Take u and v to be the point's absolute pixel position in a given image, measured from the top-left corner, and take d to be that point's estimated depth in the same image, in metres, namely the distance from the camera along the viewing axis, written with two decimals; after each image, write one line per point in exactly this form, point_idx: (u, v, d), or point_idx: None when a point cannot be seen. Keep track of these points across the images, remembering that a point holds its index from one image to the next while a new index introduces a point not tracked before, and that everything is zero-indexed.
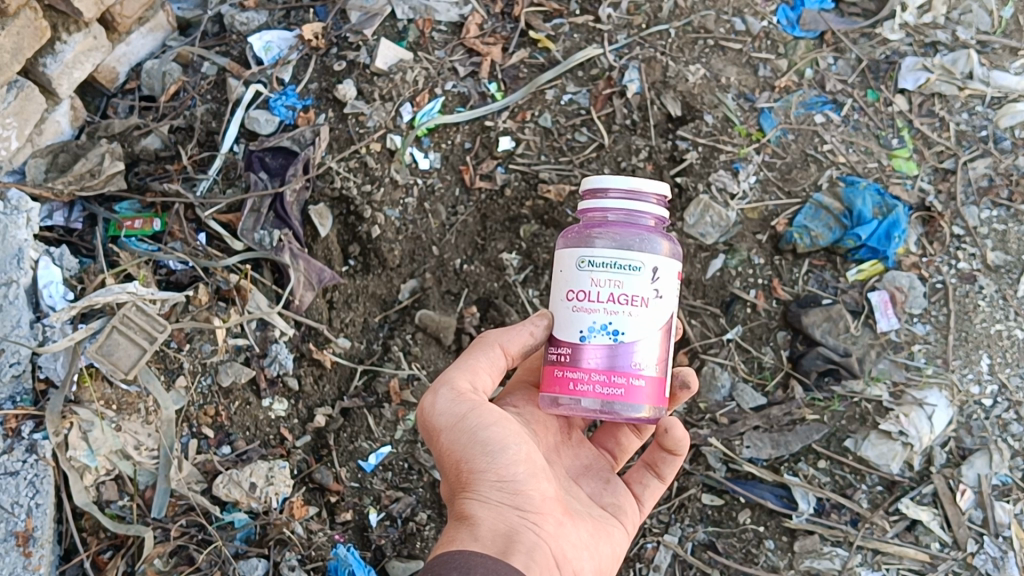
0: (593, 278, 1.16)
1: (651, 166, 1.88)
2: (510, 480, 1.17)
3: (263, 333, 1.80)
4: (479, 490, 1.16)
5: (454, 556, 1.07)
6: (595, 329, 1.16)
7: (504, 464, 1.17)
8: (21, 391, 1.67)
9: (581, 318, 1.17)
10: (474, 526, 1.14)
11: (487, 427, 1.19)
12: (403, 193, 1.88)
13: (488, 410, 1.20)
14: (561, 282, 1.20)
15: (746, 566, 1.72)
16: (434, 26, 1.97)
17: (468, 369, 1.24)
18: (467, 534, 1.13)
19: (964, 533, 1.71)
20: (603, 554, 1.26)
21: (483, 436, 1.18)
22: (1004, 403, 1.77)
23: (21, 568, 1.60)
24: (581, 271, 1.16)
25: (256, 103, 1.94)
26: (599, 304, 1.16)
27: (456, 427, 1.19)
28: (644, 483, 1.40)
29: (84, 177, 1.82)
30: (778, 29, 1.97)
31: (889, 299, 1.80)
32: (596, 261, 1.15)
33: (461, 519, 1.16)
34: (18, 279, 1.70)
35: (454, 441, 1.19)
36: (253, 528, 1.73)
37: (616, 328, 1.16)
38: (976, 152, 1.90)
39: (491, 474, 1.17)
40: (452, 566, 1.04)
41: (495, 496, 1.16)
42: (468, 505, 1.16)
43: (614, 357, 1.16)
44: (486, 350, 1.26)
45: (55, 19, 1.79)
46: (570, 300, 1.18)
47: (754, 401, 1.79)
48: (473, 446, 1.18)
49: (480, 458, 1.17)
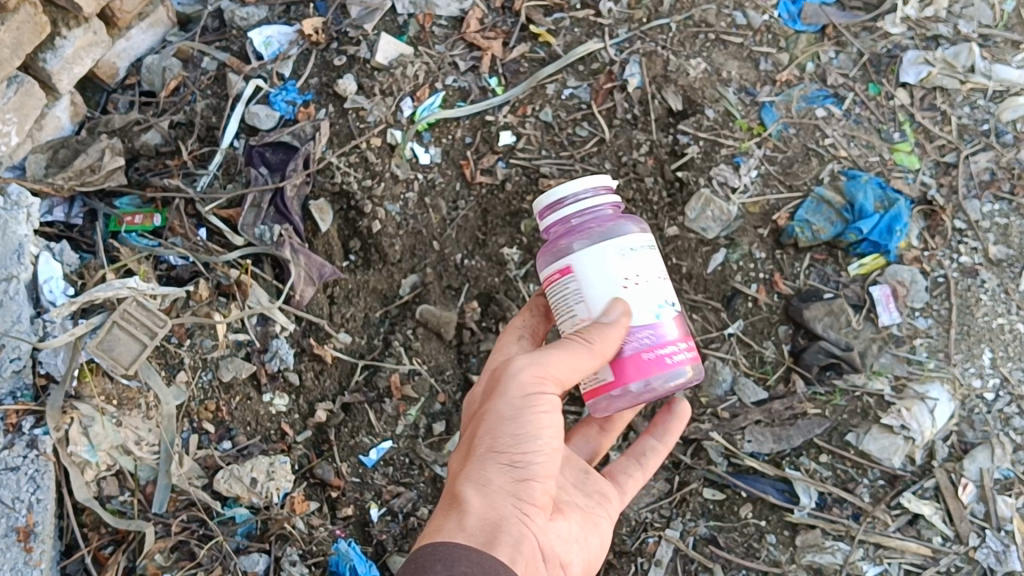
0: (636, 264, 1.24)
1: (652, 160, 1.88)
2: (521, 466, 1.18)
3: (264, 328, 1.80)
4: (488, 470, 1.17)
5: (438, 549, 1.08)
6: (658, 309, 1.25)
7: (526, 451, 1.18)
8: (21, 387, 1.64)
9: (645, 303, 1.24)
10: (464, 514, 1.14)
11: (516, 405, 1.19)
12: (403, 188, 1.87)
13: (547, 404, 1.20)
14: (601, 275, 1.23)
15: (748, 560, 1.71)
16: (434, 21, 1.97)
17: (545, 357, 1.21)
18: (455, 519, 1.14)
19: (966, 527, 1.70)
20: (592, 544, 1.30)
21: (510, 414, 1.19)
22: (1006, 397, 1.76)
23: (21, 563, 1.58)
24: (624, 258, 1.24)
25: (256, 98, 1.94)
26: (650, 281, 1.25)
27: (512, 404, 1.19)
28: (626, 474, 1.43)
29: (84, 173, 1.82)
30: (779, 23, 1.97)
31: (891, 294, 1.80)
32: (634, 247, 1.25)
33: (455, 500, 1.17)
34: (18, 274, 1.68)
35: (501, 414, 1.19)
36: (255, 523, 1.73)
37: (668, 300, 1.27)
38: (977, 145, 1.90)
39: (504, 456, 1.18)
40: (434, 559, 1.05)
41: (503, 479, 1.17)
42: (464, 487, 1.17)
43: (681, 331, 1.28)
44: (591, 360, 1.19)
45: (55, 14, 1.79)
46: (627, 284, 1.23)
47: (756, 395, 1.79)
48: (501, 425, 1.19)
49: (503, 438, 1.18)
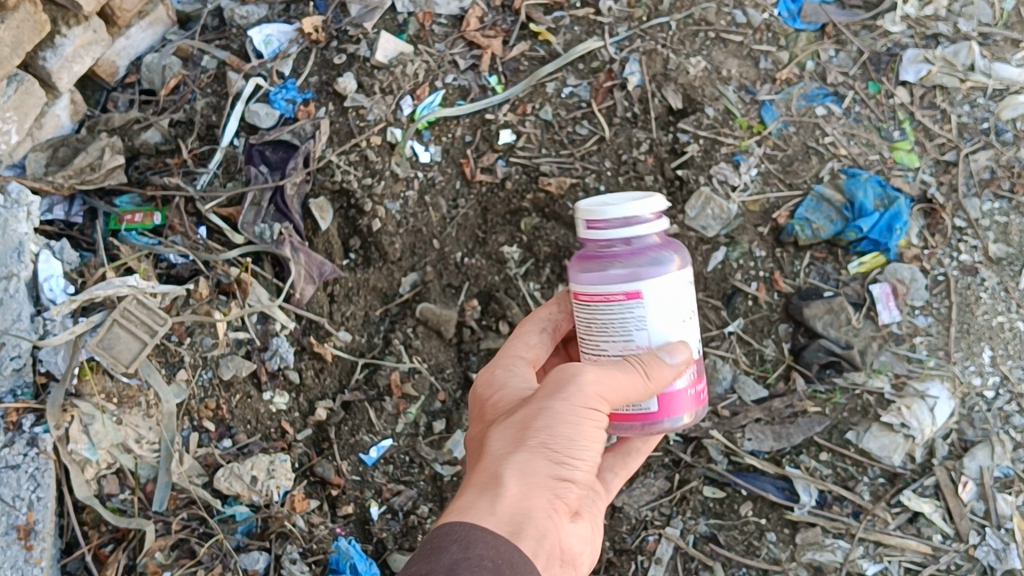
0: (690, 302, 1.27)
1: (652, 159, 1.89)
2: (568, 467, 1.11)
3: (264, 327, 1.80)
4: (533, 462, 1.09)
5: (467, 532, 0.99)
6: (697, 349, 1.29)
7: (574, 454, 1.11)
8: (21, 385, 1.65)
9: (691, 343, 1.27)
10: (499, 498, 1.06)
11: (576, 407, 1.13)
12: (403, 186, 1.87)
13: (601, 418, 1.15)
14: (665, 308, 1.22)
15: (748, 558, 1.71)
16: (434, 19, 1.97)
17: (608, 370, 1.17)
18: (487, 500, 1.05)
19: (966, 525, 1.70)
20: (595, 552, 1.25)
21: (569, 415, 1.12)
22: (1006, 396, 1.76)
23: (21, 561, 1.59)
24: (685, 294, 1.25)
25: (256, 96, 1.93)
26: (694, 319, 1.29)
27: (571, 408, 1.13)
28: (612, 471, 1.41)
29: (84, 171, 1.81)
30: (779, 22, 1.96)
31: (891, 292, 1.80)
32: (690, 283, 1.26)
33: (490, 482, 1.08)
34: (17, 273, 1.68)
35: (559, 415, 1.12)
36: (255, 521, 1.73)
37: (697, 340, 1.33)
38: (977, 144, 1.90)
39: (555, 453, 1.10)
40: (458, 539, 0.98)
41: (547, 473, 1.09)
42: (505, 471, 1.08)
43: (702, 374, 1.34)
44: (645, 392, 1.19)
45: (55, 13, 1.79)
46: (684, 318, 1.25)
47: (756, 394, 1.79)
48: (558, 424, 1.12)
49: (558, 436, 1.11)
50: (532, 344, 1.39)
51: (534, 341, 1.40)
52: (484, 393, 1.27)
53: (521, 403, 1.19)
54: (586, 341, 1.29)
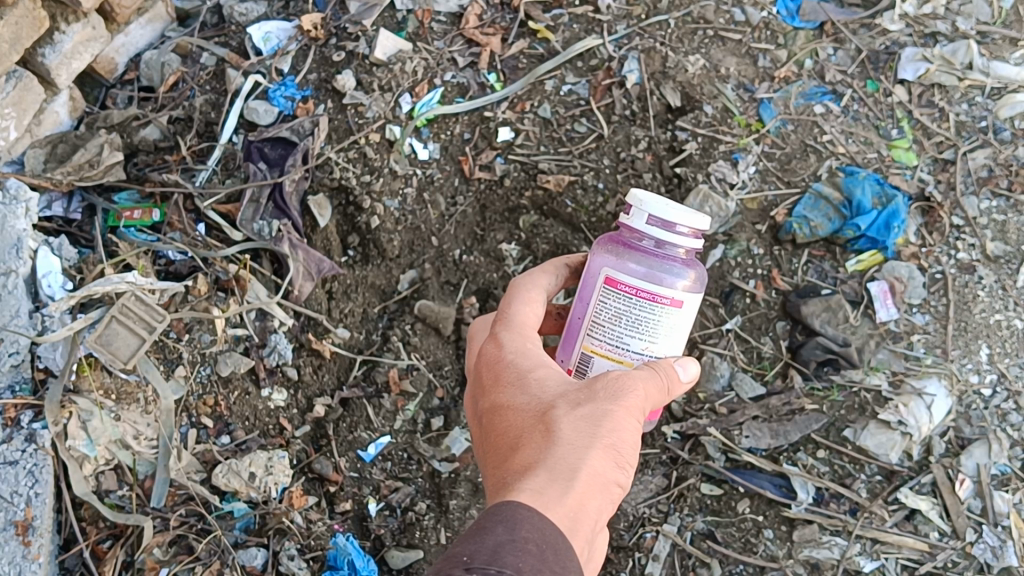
0: None
1: (650, 157, 1.89)
2: (621, 474, 1.05)
3: (262, 323, 1.80)
4: (601, 462, 1.02)
5: (539, 525, 0.90)
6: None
7: (629, 461, 1.06)
8: (20, 380, 1.65)
9: None
10: (568, 492, 0.97)
11: (635, 416, 1.08)
12: (401, 183, 1.87)
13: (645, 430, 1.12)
14: (689, 320, 1.22)
15: (745, 555, 1.72)
16: (433, 16, 1.97)
17: (657, 383, 1.14)
18: (558, 490, 0.97)
19: (963, 523, 1.71)
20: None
21: (631, 423, 1.07)
22: (1003, 393, 1.77)
23: (20, 557, 1.59)
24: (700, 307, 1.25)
25: (255, 93, 1.93)
26: None
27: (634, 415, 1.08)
28: None
29: (83, 168, 1.82)
30: (778, 20, 1.96)
31: (888, 290, 1.80)
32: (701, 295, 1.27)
33: (560, 472, 0.99)
34: (17, 269, 1.68)
35: (625, 421, 1.07)
36: (253, 517, 1.74)
37: None
38: (975, 142, 1.90)
39: (618, 459, 1.04)
40: (531, 532, 0.89)
41: (609, 475, 1.03)
42: (576, 463, 1.00)
43: None
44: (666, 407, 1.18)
45: (54, 9, 1.78)
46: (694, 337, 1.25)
47: (753, 391, 1.79)
48: (624, 431, 1.06)
49: (623, 441, 1.05)
50: (539, 315, 1.26)
51: (539, 312, 1.26)
52: (523, 364, 1.15)
53: (575, 393, 1.10)
54: (602, 329, 1.22)
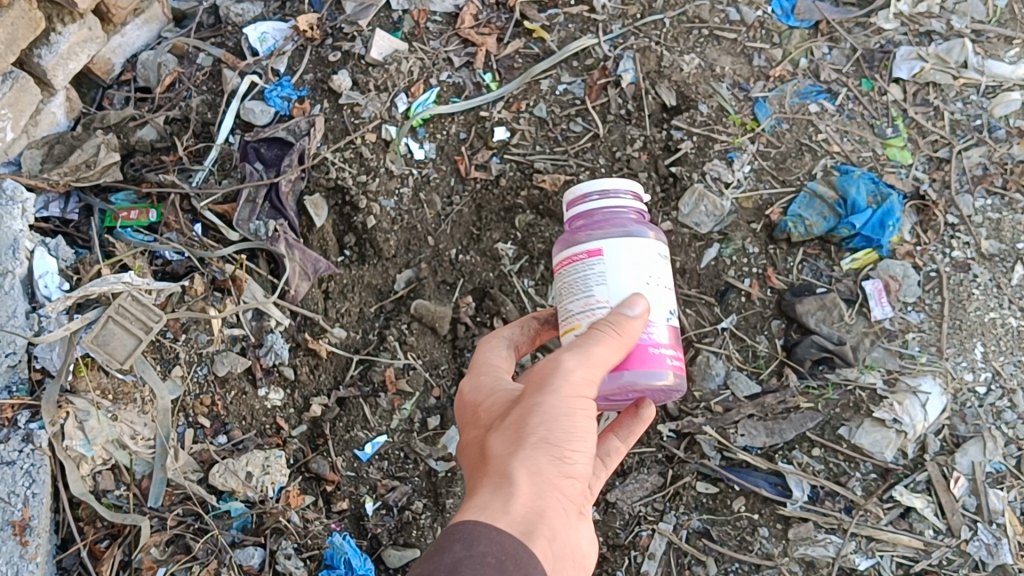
0: (662, 266, 1.24)
1: (646, 156, 1.89)
2: (568, 463, 1.08)
3: (258, 323, 1.81)
4: (537, 459, 1.06)
5: (477, 530, 0.96)
6: (667, 317, 1.24)
7: (576, 446, 1.09)
8: (16, 381, 1.65)
9: (661, 302, 1.23)
10: (510, 496, 1.02)
11: (569, 397, 1.10)
12: (397, 183, 1.88)
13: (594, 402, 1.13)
14: (630, 267, 1.21)
15: (741, 554, 1.71)
16: (429, 17, 1.98)
17: (595, 343, 1.13)
18: (501, 500, 1.02)
19: (958, 520, 1.71)
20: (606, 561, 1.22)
21: (565, 407, 1.09)
22: (998, 391, 1.77)
23: (17, 556, 1.58)
24: (651, 257, 1.23)
25: (251, 94, 1.94)
26: (666, 287, 1.25)
27: (567, 395, 1.10)
28: None
29: (80, 168, 1.83)
30: (772, 19, 1.98)
31: (883, 288, 1.81)
32: (659, 249, 1.25)
33: (500, 481, 1.05)
34: (13, 269, 1.68)
35: (557, 404, 1.09)
36: (250, 517, 1.73)
37: (675, 309, 1.26)
38: (970, 141, 1.91)
39: (557, 448, 1.08)
40: (469, 540, 0.94)
41: (552, 469, 1.06)
42: (513, 470, 1.05)
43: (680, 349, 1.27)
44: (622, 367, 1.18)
45: (50, 10, 1.79)
46: (650, 284, 1.22)
47: (748, 389, 1.79)
48: (556, 418, 1.08)
49: (558, 429, 1.08)
50: (507, 356, 1.31)
51: (505, 354, 1.32)
52: (476, 398, 1.22)
53: (512, 403, 1.15)
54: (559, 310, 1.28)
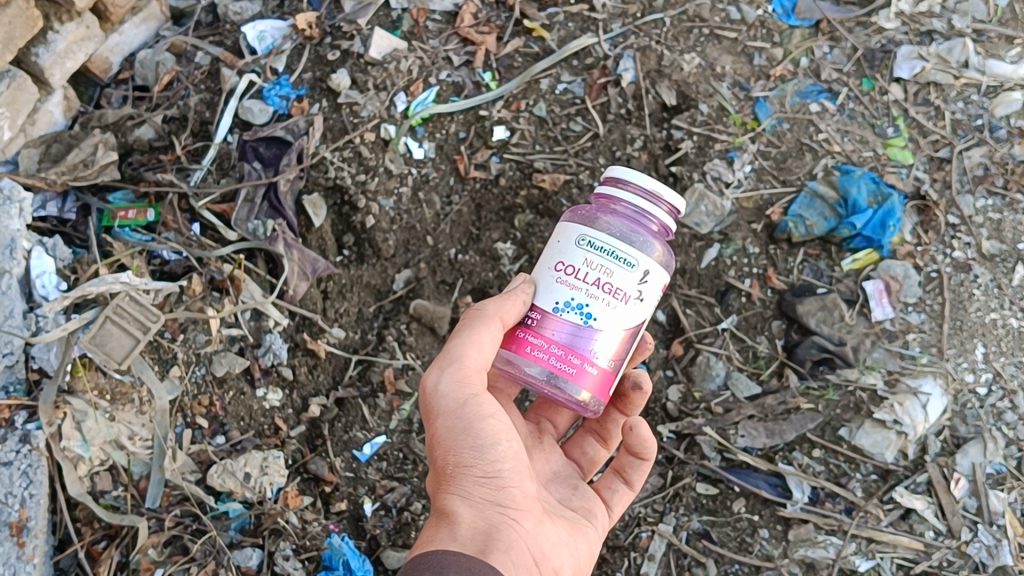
0: (587, 259, 1.21)
1: (646, 156, 1.89)
2: (494, 476, 1.22)
3: (256, 323, 1.80)
4: (463, 485, 1.21)
5: (429, 555, 1.09)
6: (569, 305, 1.22)
7: (491, 459, 1.21)
8: (14, 381, 1.65)
9: (562, 291, 1.23)
10: (454, 525, 1.17)
11: (463, 415, 1.21)
12: (396, 183, 1.87)
13: (487, 400, 1.23)
14: (555, 252, 1.26)
15: (741, 555, 1.72)
16: (428, 15, 1.97)
17: (462, 345, 1.23)
18: (449, 531, 1.17)
19: (958, 521, 1.70)
20: (580, 551, 1.32)
21: (462, 427, 1.21)
22: (999, 392, 1.77)
23: (14, 557, 1.58)
24: (578, 248, 1.22)
25: (249, 93, 1.93)
26: (584, 282, 1.22)
27: (455, 414, 1.21)
28: (613, 488, 1.46)
29: (77, 168, 1.80)
30: (773, 18, 1.97)
31: (883, 289, 1.81)
32: (595, 243, 1.21)
33: (442, 514, 1.19)
34: (10, 269, 1.67)
35: (449, 427, 1.22)
36: (248, 518, 1.73)
37: (592, 311, 1.22)
38: (971, 140, 1.90)
39: (476, 469, 1.21)
40: (427, 566, 1.07)
41: (479, 491, 1.20)
42: (451, 501, 1.20)
43: (581, 349, 1.22)
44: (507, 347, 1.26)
45: (48, 9, 1.78)
46: (556, 270, 1.24)
47: (749, 390, 1.78)
48: (461, 439, 1.21)
49: (462, 450, 1.21)
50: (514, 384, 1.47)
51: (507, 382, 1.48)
52: None
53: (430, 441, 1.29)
54: None
